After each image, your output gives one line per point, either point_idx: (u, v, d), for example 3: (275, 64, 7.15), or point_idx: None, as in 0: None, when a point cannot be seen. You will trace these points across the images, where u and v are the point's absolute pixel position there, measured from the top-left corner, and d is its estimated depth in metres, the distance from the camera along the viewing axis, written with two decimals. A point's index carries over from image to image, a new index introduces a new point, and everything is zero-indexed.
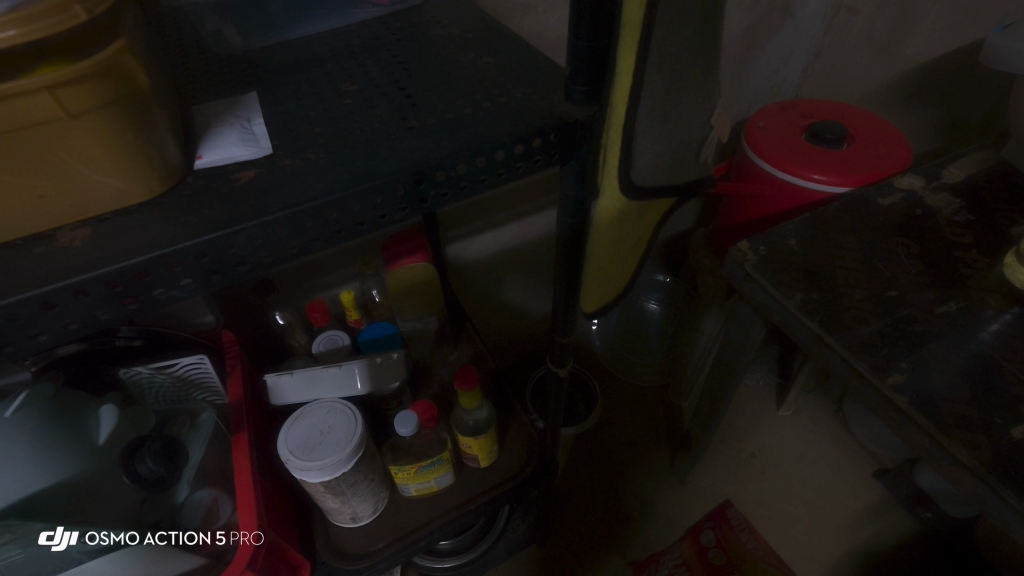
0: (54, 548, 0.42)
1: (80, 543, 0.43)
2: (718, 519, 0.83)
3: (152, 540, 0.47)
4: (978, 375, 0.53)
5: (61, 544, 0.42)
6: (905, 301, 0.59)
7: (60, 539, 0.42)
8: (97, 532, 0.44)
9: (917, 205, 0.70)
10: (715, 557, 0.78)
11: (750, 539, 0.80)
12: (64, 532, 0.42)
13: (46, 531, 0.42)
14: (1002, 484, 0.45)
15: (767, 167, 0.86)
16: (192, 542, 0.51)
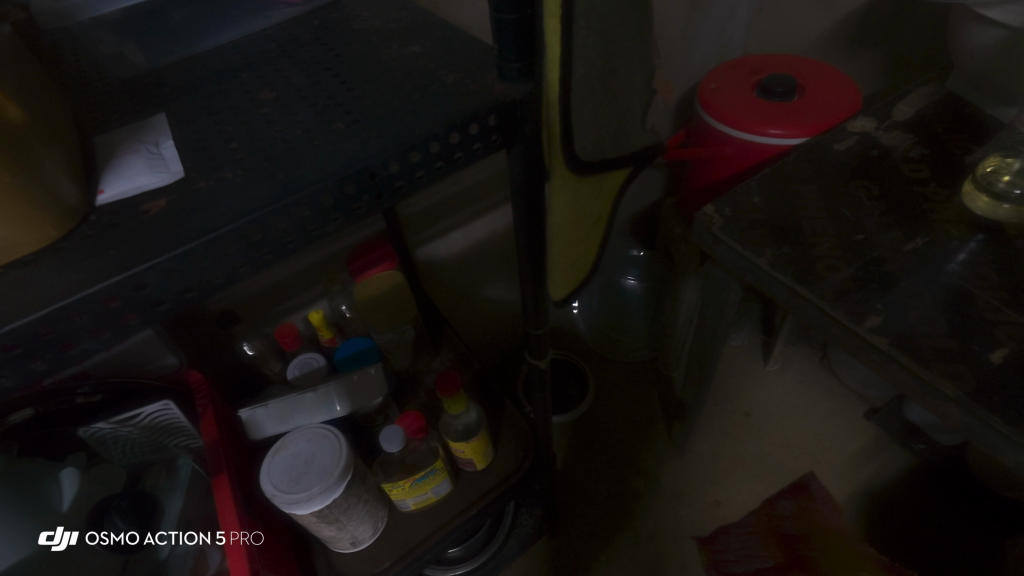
0: (56, 548, 0.42)
1: (80, 543, 0.44)
2: (797, 492, 0.89)
3: (151, 539, 0.48)
4: (951, 306, 0.53)
5: (61, 544, 0.43)
6: (873, 243, 0.59)
7: (60, 539, 0.43)
8: (96, 532, 0.45)
9: (873, 146, 0.70)
10: (791, 528, 0.82)
11: (827, 510, 0.84)
12: (63, 532, 0.43)
13: (46, 531, 0.42)
14: (988, 411, 0.45)
15: (723, 127, 0.86)
16: (193, 541, 0.51)
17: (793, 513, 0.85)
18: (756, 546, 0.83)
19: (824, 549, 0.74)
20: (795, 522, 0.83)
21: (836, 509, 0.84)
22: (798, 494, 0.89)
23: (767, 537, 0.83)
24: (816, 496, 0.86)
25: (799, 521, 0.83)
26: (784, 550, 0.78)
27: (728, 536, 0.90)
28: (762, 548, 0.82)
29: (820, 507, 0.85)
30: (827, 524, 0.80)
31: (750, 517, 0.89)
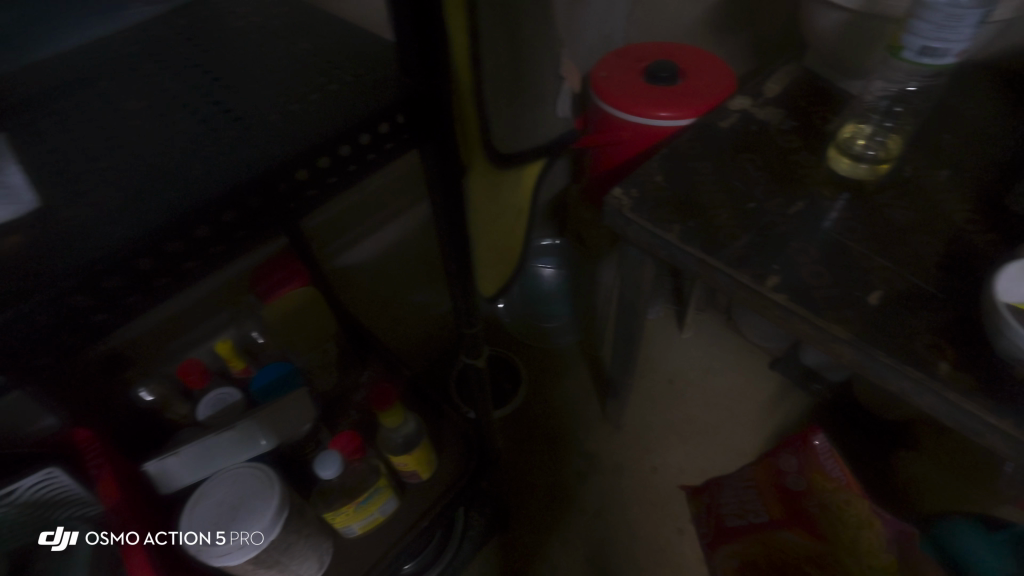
0: (56, 548, 0.46)
1: (81, 543, 0.47)
2: (798, 444, 0.78)
3: (153, 540, 0.50)
4: (833, 257, 0.59)
5: (62, 544, 0.46)
6: (763, 210, 0.65)
7: (60, 539, 0.46)
8: (96, 533, 0.47)
9: (751, 122, 0.77)
10: (795, 482, 0.77)
11: (834, 467, 0.72)
12: (62, 532, 0.46)
13: (46, 533, 0.46)
14: (874, 346, 0.51)
15: (621, 115, 0.90)
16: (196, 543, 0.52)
17: (796, 469, 0.78)
18: (758, 498, 0.81)
19: (830, 510, 0.70)
20: (799, 480, 0.77)
21: (843, 467, 0.72)
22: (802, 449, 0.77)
23: (768, 497, 0.80)
24: (820, 453, 0.74)
25: (802, 478, 0.76)
26: (785, 509, 0.76)
27: (723, 491, 0.87)
28: (759, 502, 0.80)
29: (829, 466, 0.73)
30: (829, 478, 0.72)
31: (752, 468, 0.85)
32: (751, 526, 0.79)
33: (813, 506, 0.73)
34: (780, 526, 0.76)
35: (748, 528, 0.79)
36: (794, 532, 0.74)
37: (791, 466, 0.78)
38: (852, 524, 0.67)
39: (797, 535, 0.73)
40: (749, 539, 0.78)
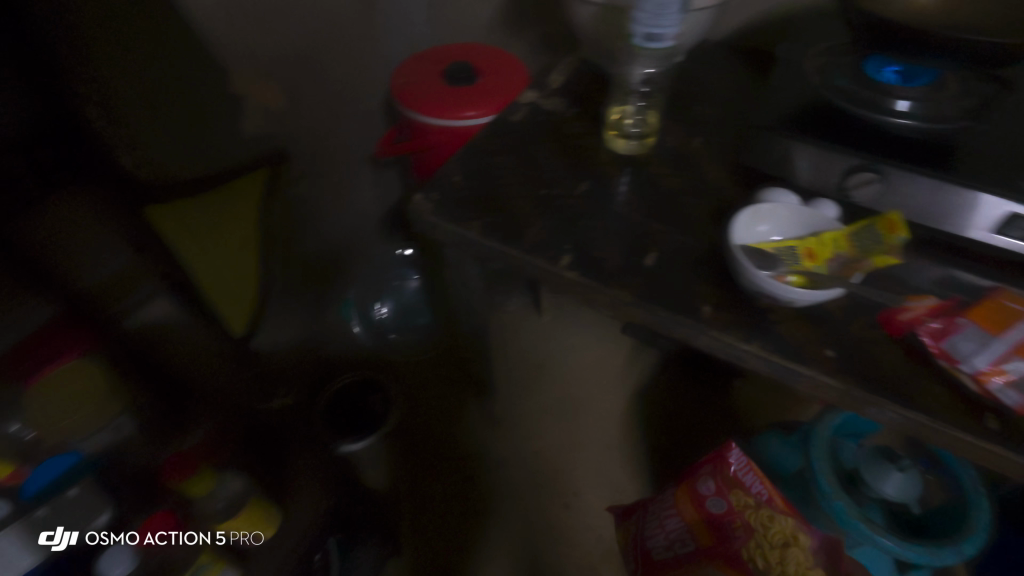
0: (56, 547, 0.53)
1: (82, 541, 0.57)
2: (715, 465, 0.77)
3: (153, 539, 0.58)
4: (620, 227, 0.64)
5: (62, 543, 0.54)
6: (554, 195, 0.68)
7: (61, 537, 0.54)
8: (95, 533, 0.58)
9: (540, 113, 0.81)
10: (715, 506, 0.77)
11: (757, 483, 0.73)
12: (62, 532, 0.54)
13: (47, 533, 0.53)
14: (655, 303, 0.56)
15: (426, 118, 0.91)
16: (193, 540, 0.62)
17: (716, 491, 0.77)
18: (675, 522, 0.82)
19: (756, 532, 0.73)
20: (718, 503, 0.77)
21: (762, 481, 0.73)
22: (719, 467, 0.77)
23: (694, 526, 0.79)
24: (739, 471, 0.75)
25: (722, 501, 0.76)
26: (711, 536, 0.77)
27: (652, 517, 0.87)
28: (685, 530, 0.80)
29: (750, 482, 0.73)
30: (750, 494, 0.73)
31: (671, 493, 0.84)
32: (677, 560, 0.80)
33: (738, 529, 0.75)
34: (704, 557, 0.77)
35: (676, 561, 0.80)
36: (727, 569, 0.74)
37: (714, 490, 0.77)
38: (779, 543, 0.71)
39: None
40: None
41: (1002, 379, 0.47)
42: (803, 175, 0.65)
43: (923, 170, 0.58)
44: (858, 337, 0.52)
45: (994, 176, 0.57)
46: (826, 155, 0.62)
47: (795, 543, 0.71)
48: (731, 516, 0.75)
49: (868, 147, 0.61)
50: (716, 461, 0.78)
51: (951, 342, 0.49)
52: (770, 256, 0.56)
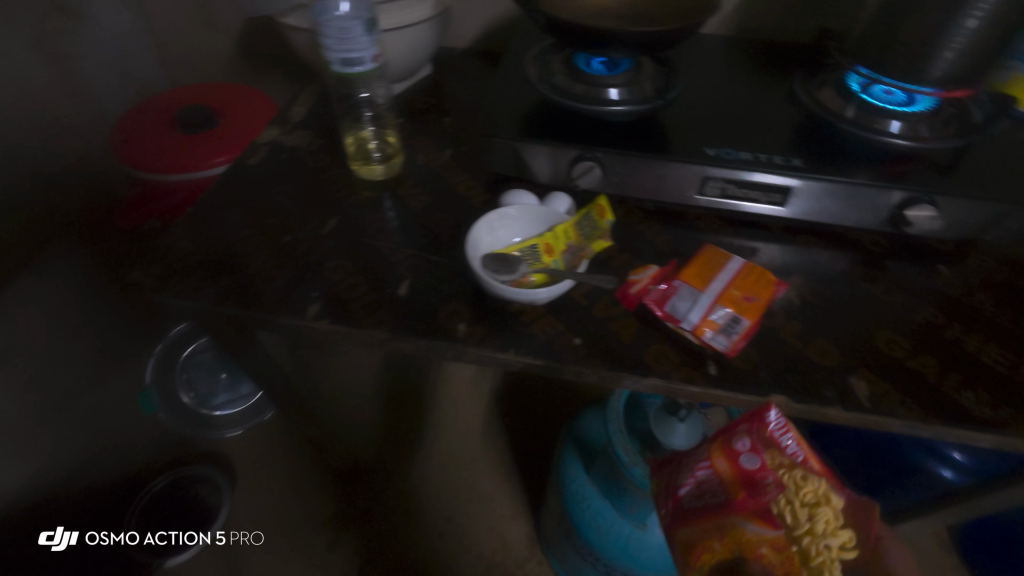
0: (55, 546, 1.02)
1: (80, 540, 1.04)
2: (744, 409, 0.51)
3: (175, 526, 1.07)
4: (371, 262, 0.60)
5: (63, 542, 1.02)
6: (299, 239, 0.63)
7: (62, 538, 1.02)
8: (93, 536, 1.06)
9: (281, 150, 0.75)
10: (750, 465, 0.50)
11: (793, 443, 0.49)
12: (62, 536, 1.02)
13: (50, 536, 1.02)
14: (408, 334, 0.53)
15: (153, 176, 0.79)
16: (190, 540, 1.07)
17: (756, 450, 0.50)
18: (715, 483, 0.52)
19: (784, 490, 0.47)
20: (751, 461, 0.50)
21: (801, 441, 0.49)
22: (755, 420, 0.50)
23: (724, 486, 0.51)
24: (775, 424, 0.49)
25: (756, 459, 0.50)
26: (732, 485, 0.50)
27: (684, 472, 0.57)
28: (714, 483, 0.52)
29: (785, 442, 0.49)
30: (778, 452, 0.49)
31: (705, 449, 0.56)
32: (711, 520, 0.50)
33: (794, 503, 0.46)
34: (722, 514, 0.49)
35: (706, 520, 0.50)
36: (757, 521, 0.47)
37: (749, 453, 0.50)
38: (806, 500, 0.46)
39: (760, 529, 0.47)
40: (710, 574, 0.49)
41: (713, 329, 0.52)
42: (540, 173, 0.68)
43: (630, 153, 0.62)
44: (600, 320, 0.55)
45: (685, 146, 0.64)
46: (550, 153, 0.65)
47: (821, 504, 0.45)
48: (769, 481, 0.48)
49: (584, 139, 0.64)
50: (755, 419, 0.50)
51: (670, 305, 0.54)
52: (511, 260, 0.58)
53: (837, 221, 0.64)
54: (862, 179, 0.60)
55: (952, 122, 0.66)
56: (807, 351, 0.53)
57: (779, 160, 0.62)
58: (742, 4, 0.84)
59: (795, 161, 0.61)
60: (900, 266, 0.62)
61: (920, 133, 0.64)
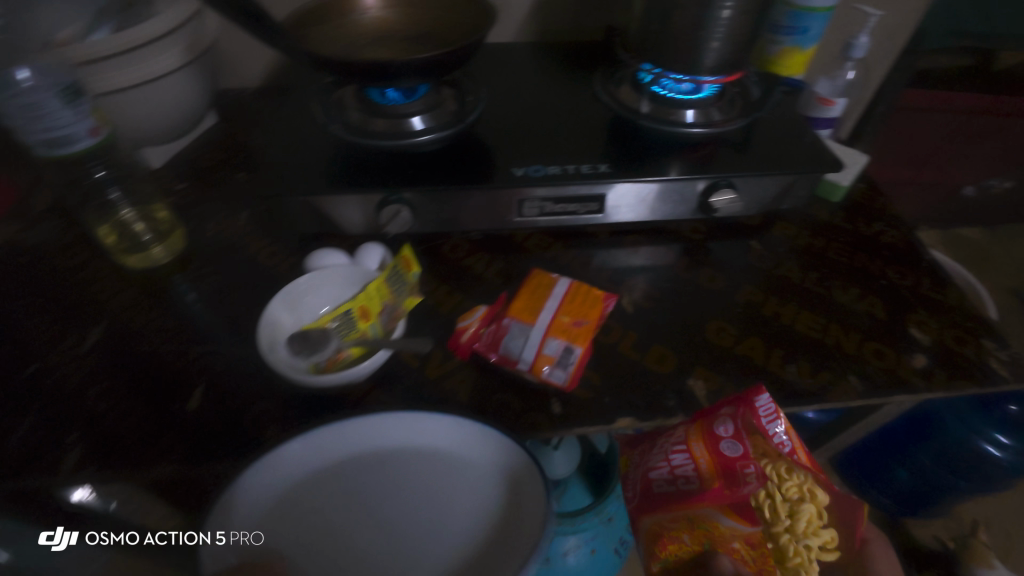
0: None
1: None
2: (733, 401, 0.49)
3: None
4: (144, 376, 0.49)
5: None
6: (48, 366, 0.50)
7: None
8: None
9: (20, 256, 0.61)
10: (731, 450, 0.50)
11: (783, 433, 0.47)
12: None
13: None
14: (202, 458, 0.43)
15: None
16: None
17: (738, 437, 0.49)
18: (689, 468, 0.53)
19: (766, 484, 0.48)
20: (734, 446, 0.50)
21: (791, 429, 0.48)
22: (746, 407, 0.48)
23: (701, 471, 0.52)
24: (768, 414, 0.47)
25: (738, 445, 0.49)
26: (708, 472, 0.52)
27: (660, 455, 0.58)
28: (687, 468, 0.53)
29: (773, 433, 0.47)
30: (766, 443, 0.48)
31: (684, 431, 0.55)
32: (682, 498, 0.54)
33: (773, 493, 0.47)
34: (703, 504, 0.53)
35: (679, 501, 0.54)
36: (732, 515, 0.51)
37: (728, 441, 0.50)
38: (792, 498, 0.46)
39: (738, 525, 0.51)
40: (676, 562, 0.57)
41: (549, 364, 0.49)
42: (348, 223, 0.61)
43: (439, 187, 0.57)
44: (434, 380, 0.49)
45: (494, 169, 0.60)
46: (351, 201, 0.58)
47: (805, 500, 0.45)
48: (751, 475, 0.49)
49: (385, 180, 0.58)
50: (742, 405, 0.48)
51: (504, 347, 0.50)
52: (318, 335, 0.50)
53: (656, 217, 0.65)
54: (668, 174, 0.60)
55: (734, 102, 0.69)
56: (646, 362, 0.52)
57: (585, 169, 0.60)
58: (526, 14, 0.84)
59: (602, 167, 0.60)
60: (718, 250, 0.64)
61: (711, 118, 0.67)
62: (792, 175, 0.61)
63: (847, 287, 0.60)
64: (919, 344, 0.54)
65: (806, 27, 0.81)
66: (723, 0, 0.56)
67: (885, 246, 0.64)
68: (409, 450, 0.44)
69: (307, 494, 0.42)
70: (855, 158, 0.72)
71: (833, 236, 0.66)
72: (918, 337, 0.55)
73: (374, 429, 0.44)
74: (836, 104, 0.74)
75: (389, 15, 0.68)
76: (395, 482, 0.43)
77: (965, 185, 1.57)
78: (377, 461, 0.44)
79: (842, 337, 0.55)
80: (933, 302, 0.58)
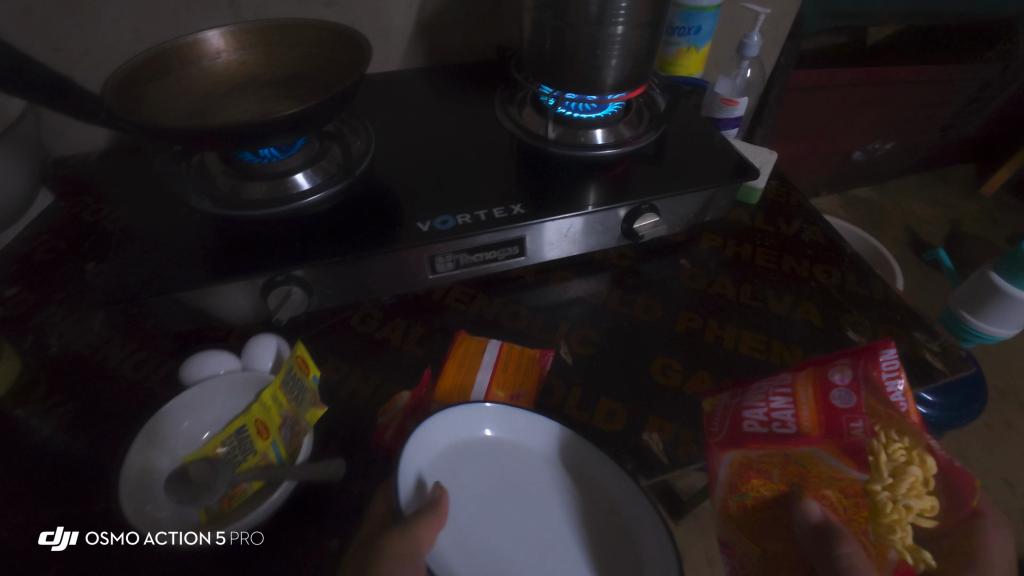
0: None
1: None
2: (857, 357, 0.43)
3: None
4: None
5: None
6: None
7: None
8: None
9: None
10: (841, 399, 0.42)
11: (900, 397, 0.41)
12: None
13: None
14: None
15: None
16: None
17: (853, 394, 0.41)
18: (789, 413, 0.43)
19: (875, 438, 0.39)
20: (846, 399, 0.42)
21: (909, 396, 0.42)
22: (872, 363, 0.42)
23: (802, 415, 0.43)
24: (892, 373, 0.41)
25: (852, 399, 0.41)
26: (814, 416, 0.42)
27: (752, 396, 0.46)
28: (790, 410, 0.43)
29: (889, 391, 0.40)
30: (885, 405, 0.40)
31: (787, 377, 0.46)
32: (773, 439, 0.43)
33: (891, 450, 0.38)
34: (803, 443, 0.41)
35: (769, 443, 0.43)
36: (840, 459, 0.40)
37: (842, 388, 0.42)
38: (898, 460, 0.37)
39: (848, 470, 0.39)
40: (751, 503, 0.42)
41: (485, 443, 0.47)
42: (229, 313, 0.51)
43: (336, 259, 0.49)
44: (354, 496, 0.42)
45: (396, 227, 0.53)
46: (230, 289, 0.49)
47: (912, 463, 0.37)
48: (862, 430, 0.39)
49: (272, 260, 0.49)
50: (862, 357, 0.43)
51: None
52: (202, 474, 0.40)
53: (582, 250, 0.60)
54: (588, 207, 0.56)
55: (640, 117, 0.67)
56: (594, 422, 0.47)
57: (499, 213, 0.54)
58: (409, 34, 0.77)
59: (518, 209, 0.55)
60: (648, 274, 0.61)
61: (620, 136, 0.64)
62: (712, 189, 0.59)
63: (780, 296, 0.58)
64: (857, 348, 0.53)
65: (699, 26, 0.79)
66: (615, 16, 0.52)
67: (809, 243, 0.64)
68: (574, 489, 0.44)
69: (494, 484, 0.43)
70: (765, 156, 0.71)
71: (759, 240, 0.64)
72: (856, 339, 0.54)
73: (570, 450, 0.45)
74: (739, 103, 0.73)
75: (249, 59, 0.60)
76: (558, 524, 0.42)
77: (854, 151, 1.66)
78: (558, 485, 0.44)
79: (785, 353, 0.53)
80: (863, 298, 0.58)
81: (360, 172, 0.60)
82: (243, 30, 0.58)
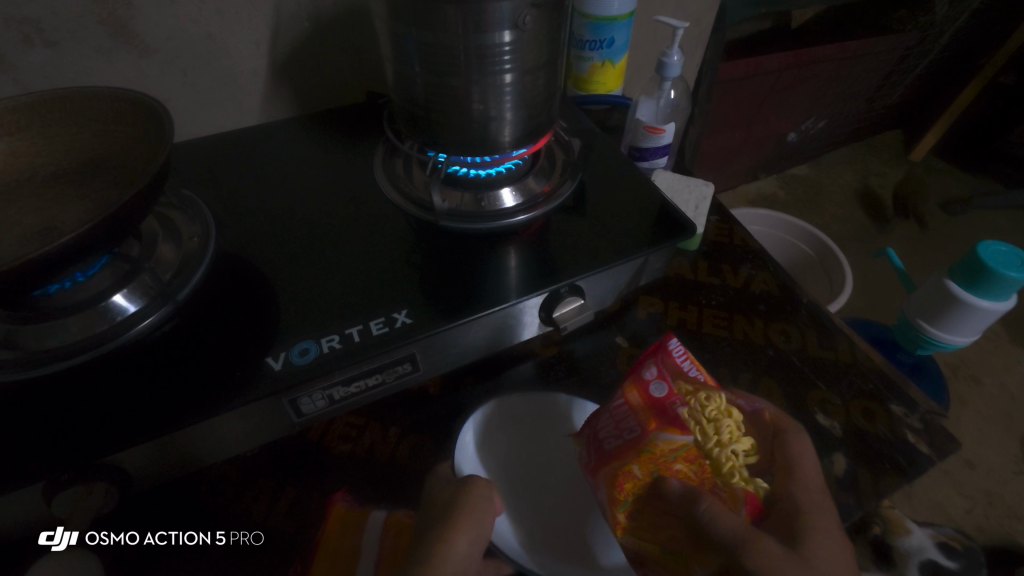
0: None
1: None
2: (654, 352, 0.43)
3: None
4: None
5: None
6: None
7: None
8: None
9: None
10: (658, 390, 0.41)
11: (693, 368, 0.43)
12: None
13: None
14: None
15: None
16: None
17: (665, 381, 0.41)
18: (633, 417, 0.40)
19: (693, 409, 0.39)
20: (659, 387, 0.41)
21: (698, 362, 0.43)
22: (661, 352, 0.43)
23: (640, 413, 0.40)
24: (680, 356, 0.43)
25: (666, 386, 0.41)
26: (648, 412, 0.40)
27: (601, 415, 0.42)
28: (629, 414, 0.40)
29: (689, 368, 0.42)
30: (690, 380, 0.41)
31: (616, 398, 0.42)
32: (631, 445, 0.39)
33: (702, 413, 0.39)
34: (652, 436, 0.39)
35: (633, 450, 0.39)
36: (678, 435, 0.38)
37: (654, 377, 0.41)
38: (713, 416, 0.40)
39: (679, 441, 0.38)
40: (635, 506, 0.39)
41: None
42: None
43: (147, 438, 0.36)
44: None
45: (239, 370, 0.40)
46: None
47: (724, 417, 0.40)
48: (683, 407, 0.40)
49: (52, 459, 0.35)
50: (658, 352, 0.43)
51: None
52: None
53: (494, 348, 0.48)
54: (492, 303, 0.44)
55: (552, 167, 0.57)
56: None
57: (377, 326, 0.43)
58: (263, 79, 0.62)
59: (404, 318, 0.43)
60: (580, 362, 0.50)
61: (529, 195, 0.53)
62: (642, 256, 0.49)
63: (736, 375, 0.48)
64: (832, 437, 0.44)
65: (611, 38, 0.68)
66: (498, 63, 0.41)
67: (760, 297, 0.54)
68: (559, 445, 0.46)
69: (499, 461, 0.44)
70: (701, 191, 0.61)
71: (703, 298, 0.54)
72: (828, 425, 0.45)
73: (535, 405, 0.47)
74: (666, 131, 0.62)
75: (23, 146, 0.45)
76: (533, 463, 0.45)
77: (789, 132, 1.58)
78: (531, 446, 0.46)
79: None
80: (828, 364, 0.49)
81: (184, 296, 0.45)
82: (3, 110, 0.42)
